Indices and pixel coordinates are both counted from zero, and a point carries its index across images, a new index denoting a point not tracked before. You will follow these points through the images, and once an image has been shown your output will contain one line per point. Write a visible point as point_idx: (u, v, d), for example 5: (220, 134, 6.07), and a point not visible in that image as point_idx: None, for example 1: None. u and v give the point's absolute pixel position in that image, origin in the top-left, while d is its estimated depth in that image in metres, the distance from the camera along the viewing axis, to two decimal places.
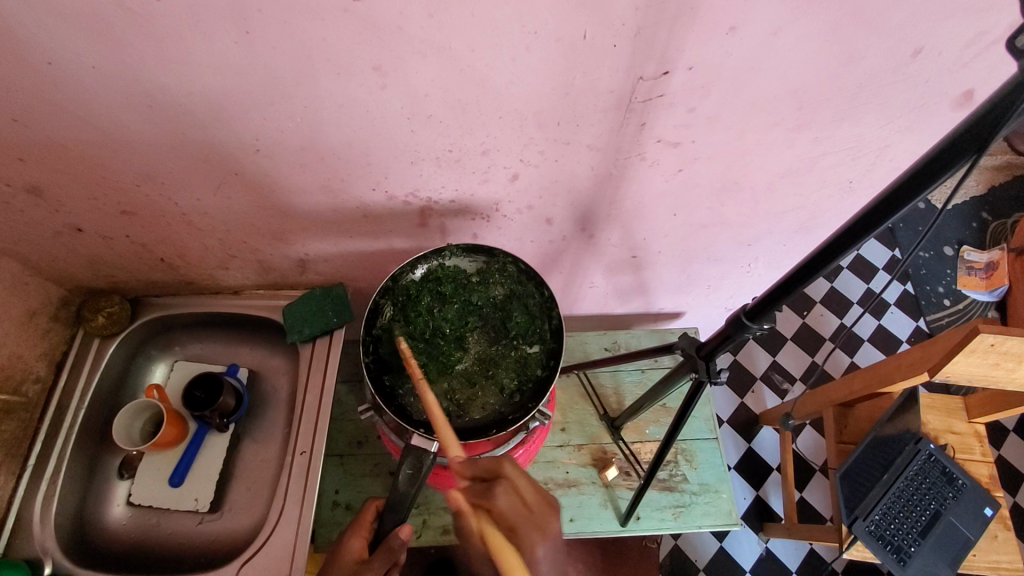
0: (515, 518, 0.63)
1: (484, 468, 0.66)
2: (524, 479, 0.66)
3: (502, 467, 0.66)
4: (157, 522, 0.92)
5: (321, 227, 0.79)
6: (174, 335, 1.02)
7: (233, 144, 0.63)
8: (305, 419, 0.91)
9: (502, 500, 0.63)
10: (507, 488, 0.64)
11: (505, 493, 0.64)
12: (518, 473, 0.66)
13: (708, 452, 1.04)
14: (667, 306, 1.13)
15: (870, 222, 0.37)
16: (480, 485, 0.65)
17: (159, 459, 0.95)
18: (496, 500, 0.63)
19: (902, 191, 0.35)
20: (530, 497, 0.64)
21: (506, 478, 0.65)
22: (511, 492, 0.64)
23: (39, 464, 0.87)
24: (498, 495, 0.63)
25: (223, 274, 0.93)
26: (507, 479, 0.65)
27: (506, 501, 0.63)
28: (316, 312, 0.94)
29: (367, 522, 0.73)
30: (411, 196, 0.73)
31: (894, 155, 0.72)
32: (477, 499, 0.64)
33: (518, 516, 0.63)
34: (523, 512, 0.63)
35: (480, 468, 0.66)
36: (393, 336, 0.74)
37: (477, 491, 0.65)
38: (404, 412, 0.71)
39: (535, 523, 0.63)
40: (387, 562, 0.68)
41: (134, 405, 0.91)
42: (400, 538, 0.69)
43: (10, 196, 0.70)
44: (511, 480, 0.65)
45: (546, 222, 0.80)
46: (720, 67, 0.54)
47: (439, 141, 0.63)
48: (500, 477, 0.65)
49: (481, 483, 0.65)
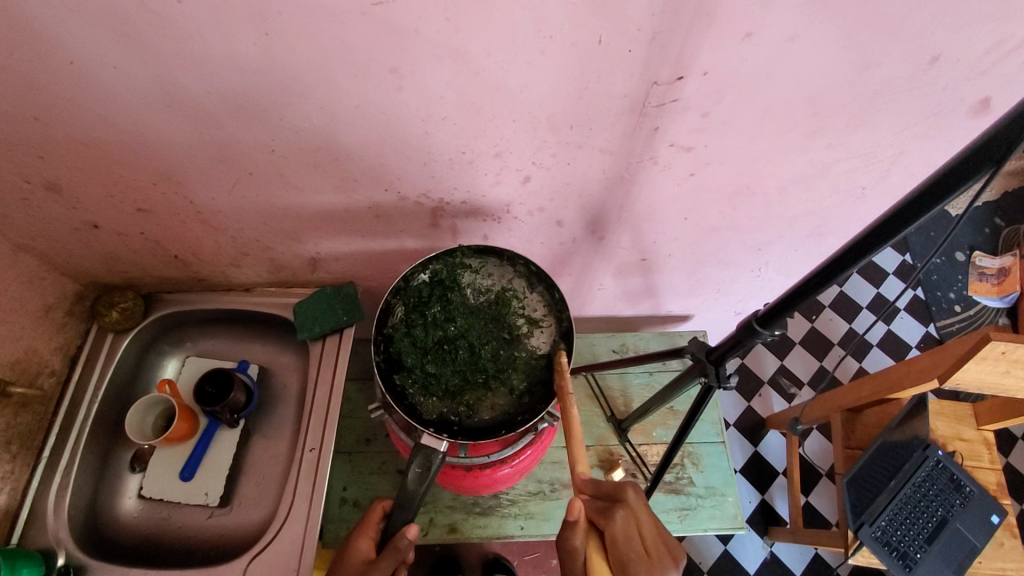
0: (626, 549, 0.55)
1: None
2: (650, 513, 0.58)
3: (625, 492, 0.59)
4: (168, 515, 0.94)
5: (334, 227, 0.80)
6: (186, 330, 1.03)
7: (249, 144, 0.63)
8: (314, 416, 0.92)
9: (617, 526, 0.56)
10: None
11: None
12: (531, 479, 0.62)
13: (715, 456, 1.04)
14: (675, 309, 1.13)
15: (887, 231, 0.37)
16: None
17: (170, 454, 0.96)
18: (612, 524, 0.57)
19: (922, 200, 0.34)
20: (651, 537, 0.55)
21: None
22: (625, 520, 0.56)
23: (53, 456, 0.88)
24: None
25: (235, 272, 0.94)
26: None
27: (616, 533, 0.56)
28: (327, 311, 0.95)
29: (375, 522, 0.73)
30: (423, 197, 0.73)
31: (908, 161, 0.72)
32: None
33: (631, 549, 0.54)
34: (639, 549, 0.54)
35: (601, 488, 0.60)
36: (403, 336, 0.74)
37: (598, 508, 0.59)
38: (414, 411, 0.72)
39: (650, 568, 0.53)
40: (396, 561, 0.67)
41: (145, 400, 0.92)
42: (406, 538, 0.68)
43: (29, 192, 0.71)
44: (634, 511, 0.57)
45: (556, 225, 0.80)
46: (735, 73, 0.54)
47: (452, 143, 0.63)
48: (620, 498, 0.58)
49: (602, 502, 0.59)
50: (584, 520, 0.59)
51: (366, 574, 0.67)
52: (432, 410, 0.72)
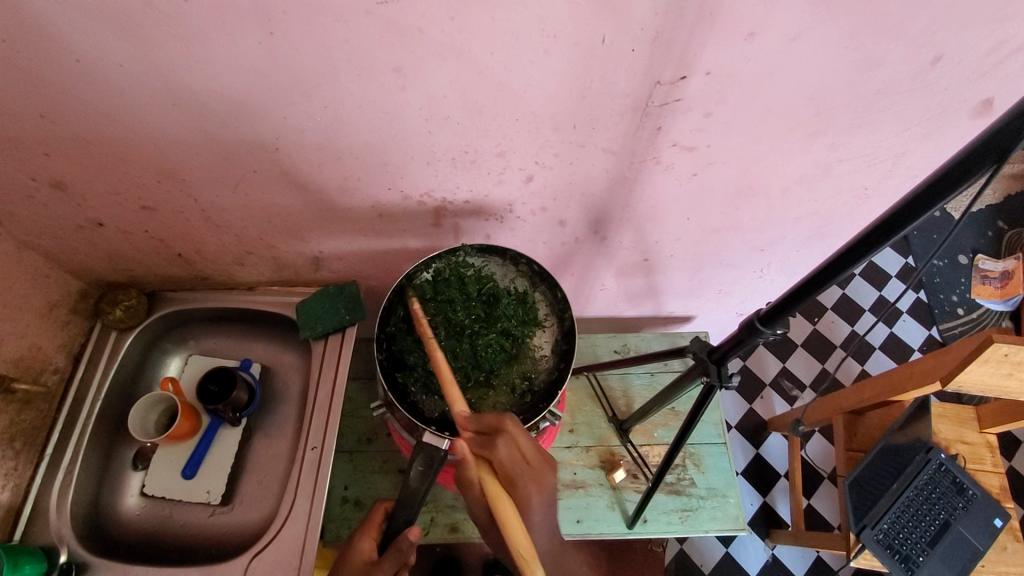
0: (514, 471, 0.62)
1: (487, 423, 0.64)
2: (525, 435, 0.64)
3: (505, 423, 0.64)
4: (170, 513, 0.94)
5: (337, 226, 0.80)
6: (189, 329, 1.03)
7: (253, 143, 0.64)
8: (316, 415, 0.92)
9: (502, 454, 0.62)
10: (509, 442, 0.63)
11: (506, 446, 0.63)
12: (519, 429, 0.65)
13: (716, 457, 1.04)
14: (677, 310, 1.13)
15: (888, 232, 0.37)
16: (481, 438, 0.63)
17: (173, 452, 0.96)
18: (498, 451, 0.62)
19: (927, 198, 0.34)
20: (530, 453, 0.63)
21: (507, 432, 0.64)
22: (510, 450, 0.62)
23: (56, 453, 0.89)
24: (500, 447, 0.62)
25: (238, 271, 0.94)
26: (509, 433, 0.64)
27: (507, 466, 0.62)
28: (329, 310, 0.95)
29: (378, 523, 0.73)
30: (426, 196, 0.74)
31: (911, 162, 0.72)
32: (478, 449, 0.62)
33: (518, 468, 0.62)
34: (524, 465, 0.62)
35: (483, 423, 0.64)
36: (406, 333, 0.74)
37: (479, 442, 0.63)
38: (416, 409, 0.72)
39: (533, 476, 0.62)
40: (398, 562, 0.68)
41: (148, 398, 0.93)
42: (409, 539, 0.69)
43: (34, 190, 0.71)
44: (512, 437, 0.63)
45: (559, 224, 0.80)
46: (738, 73, 0.55)
47: (456, 142, 0.63)
48: (500, 433, 0.63)
49: (483, 436, 0.63)
50: (472, 456, 0.62)
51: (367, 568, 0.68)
52: (433, 408, 0.73)
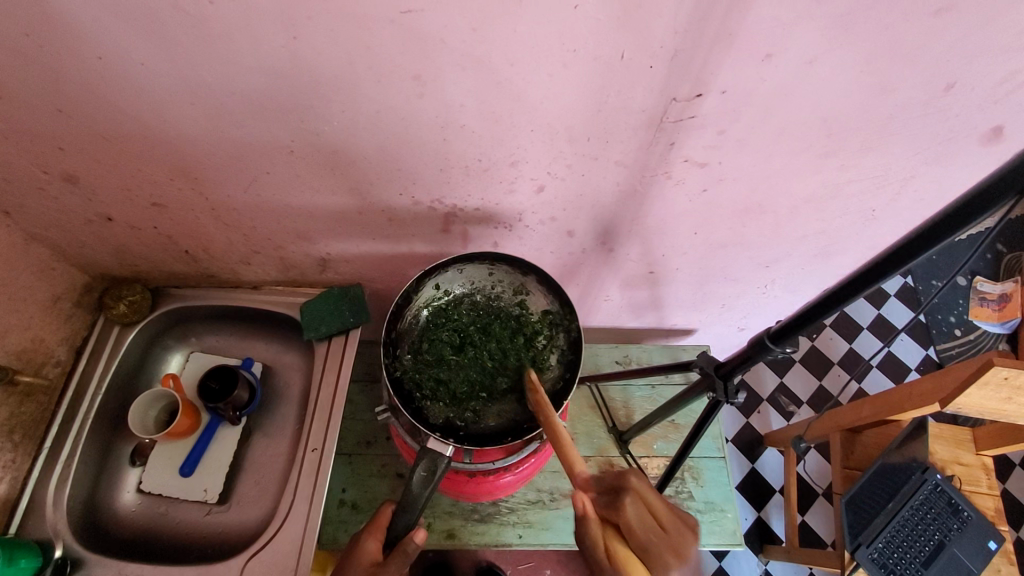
0: (646, 536, 0.54)
1: (608, 480, 0.58)
2: (656, 494, 0.57)
3: (629, 479, 0.58)
4: (166, 511, 0.93)
5: (346, 228, 0.80)
6: (192, 325, 1.03)
7: (269, 144, 0.64)
8: (318, 416, 0.92)
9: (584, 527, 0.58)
10: (637, 501, 0.56)
11: (634, 506, 0.56)
12: (647, 483, 0.57)
13: (715, 471, 1.04)
14: (679, 323, 1.13)
15: (908, 253, 0.38)
16: (606, 496, 0.58)
17: (171, 449, 0.96)
18: (624, 513, 0.55)
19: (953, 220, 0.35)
20: (665, 514, 0.55)
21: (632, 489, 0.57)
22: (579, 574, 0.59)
23: (54, 447, 0.88)
24: (627, 506, 0.56)
25: (244, 270, 0.94)
26: (635, 490, 0.57)
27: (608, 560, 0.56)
28: (334, 312, 0.95)
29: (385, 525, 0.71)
30: (436, 203, 0.74)
31: (919, 185, 0.72)
32: (605, 512, 0.57)
33: (649, 533, 0.54)
34: (656, 530, 0.54)
35: (604, 483, 0.59)
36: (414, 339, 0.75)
37: (605, 504, 0.57)
38: (421, 415, 0.71)
39: (671, 544, 0.53)
40: (404, 563, 0.68)
41: (149, 394, 0.93)
42: (415, 542, 0.68)
43: (46, 182, 0.71)
44: (638, 494, 0.57)
45: (567, 235, 0.81)
46: (753, 92, 0.55)
47: (470, 150, 0.64)
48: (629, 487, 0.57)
49: (606, 496, 0.58)
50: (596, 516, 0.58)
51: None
52: (438, 414, 0.72)
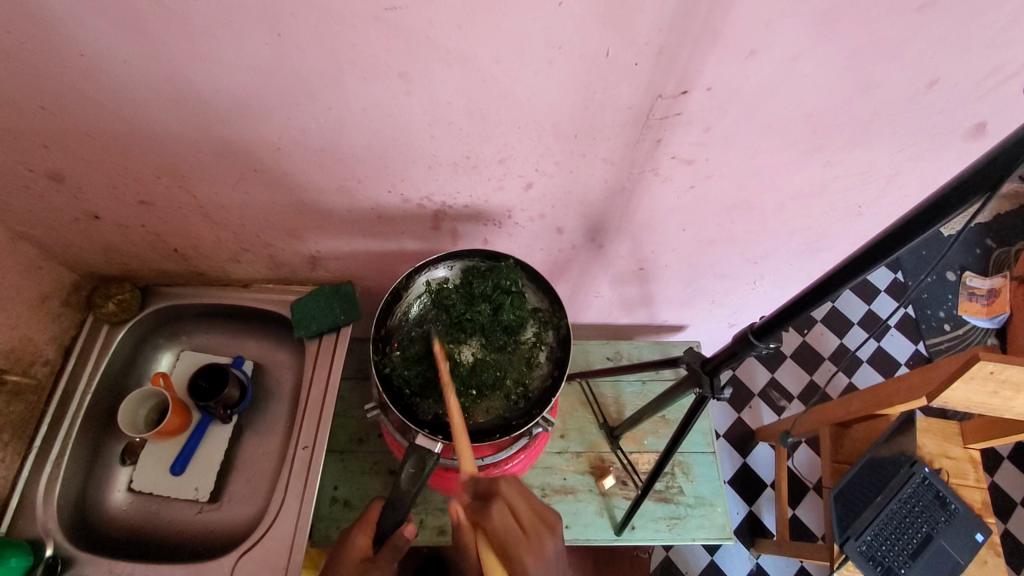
0: (507, 536, 0.60)
1: (483, 484, 0.65)
2: (522, 499, 0.63)
3: (498, 485, 0.64)
4: (157, 510, 0.93)
5: (335, 226, 0.80)
6: (182, 324, 1.03)
7: (256, 142, 0.64)
8: (309, 414, 0.92)
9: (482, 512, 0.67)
10: (504, 506, 0.63)
11: (500, 510, 0.62)
12: (516, 490, 0.64)
13: (705, 466, 1.05)
14: (670, 319, 1.13)
15: (886, 249, 0.39)
16: (479, 501, 0.64)
17: (161, 447, 0.96)
18: (490, 517, 0.62)
19: (935, 211, 0.35)
20: (527, 518, 0.62)
21: (501, 495, 0.64)
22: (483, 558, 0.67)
23: (44, 446, 0.88)
24: (495, 512, 0.62)
25: (234, 268, 0.94)
26: (504, 495, 0.64)
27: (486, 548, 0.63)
28: (325, 310, 0.95)
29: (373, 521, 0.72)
30: (425, 200, 0.74)
31: (904, 182, 0.73)
32: (475, 516, 0.63)
33: (512, 533, 0.60)
34: (518, 530, 0.60)
35: (478, 487, 0.65)
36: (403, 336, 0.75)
37: (477, 510, 0.63)
38: (410, 412, 0.72)
39: (528, 543, 0.60)
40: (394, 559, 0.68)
41: (139, 393, 0.92)
42: (405, 536, 0.69)
43: (31, 181, 0.71)
44: (507, 500, 0.63)
45: (557, 231, 0.81)
46: (738, 89, 0.56)
47: (458, 147, 0.64)
48: (492, 492, 0.63)
49: (479, 502, 0.64)
50: (467, 521, 0.63)
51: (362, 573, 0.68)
52: (427, 411, 0.73)
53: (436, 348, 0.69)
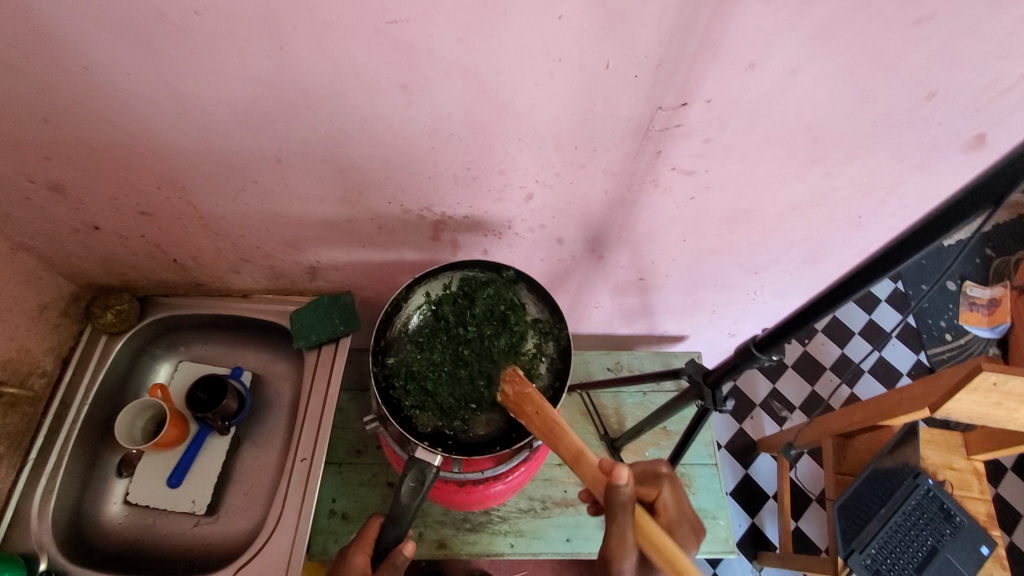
0: (674, 520, 0.66)
1: (643, 467, 0.70)
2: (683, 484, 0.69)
3: (662, 468, 0.69)
4: (154, 523, 0.92)
5: (335, 237, 0.80)
6: (180, 335, 1.02)
7: (256, 153, 0.64)
8: (307, 426, 0.91)
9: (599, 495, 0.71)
10: (674, 486, 0.68)
11: (670, 491, 0.67)
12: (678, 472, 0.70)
13: (707, 478, 1.04)
14: (670, 329, 1.13)
15: (887, 262, 0.39)
16: (644, 477, 0.69)
17: (158, 460, 0.95)
18: (662, 494, 0.67)
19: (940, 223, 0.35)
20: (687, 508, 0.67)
21: (667, 476, 0.68)
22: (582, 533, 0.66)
23: (40, 458, 0.87)
24: (665, 488, 0.67)
25: (233, 278, 0.94)
26: (671, 476, 0.68)
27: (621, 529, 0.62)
28: (323, 320, 0.95)
29: (373, 539, 0.70)
30: (425, 211, 0.74)
31: (904, 192, 0.73)
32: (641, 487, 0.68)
33: (678, 519, 0.66)
34: (683, 518, 0.66)
35: (639, 467, 0.70)
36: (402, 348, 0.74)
37: (644, 484, 0.68)
38: (409, 424, 0.71)
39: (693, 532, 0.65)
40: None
41: (136, 404, 0.92)
42: (403, 554, 0.68)
43: (31, 192, 0.71)
44: (674, 483, 0.68)
45: (557, 242, 0.81)
46: (737, 102, 0.56)
47: (458, 159, 0.64)
48: (664, 473, 0.68)
49: (645, 478, 0.69)
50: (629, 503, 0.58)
51: None
52: (427, 423, 0.71)
53: (508, 371, 0.70)
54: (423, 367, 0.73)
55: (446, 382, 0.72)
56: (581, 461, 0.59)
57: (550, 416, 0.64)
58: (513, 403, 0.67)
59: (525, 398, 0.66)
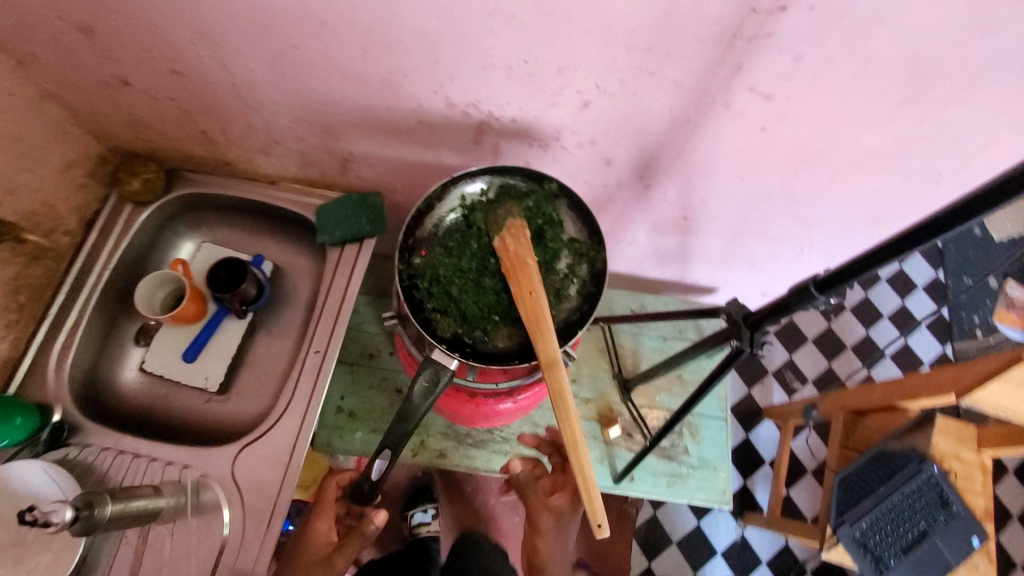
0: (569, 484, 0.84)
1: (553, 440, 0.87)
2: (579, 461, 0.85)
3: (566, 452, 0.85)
4: (166, 394, 0.94)
5: (371, 126, 0.76)
6: (204, 215, 1.01)
7: (300, 14, 0.59)
8: (323, 320, 0.91)
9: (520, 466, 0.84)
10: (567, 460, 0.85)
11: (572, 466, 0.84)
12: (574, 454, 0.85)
13: (714, 430, 1.03)
14: (701, 280, 1.09)
15: (969, 214, 0.37)
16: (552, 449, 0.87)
17: (175, 334, 0.96)
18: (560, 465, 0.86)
19: None
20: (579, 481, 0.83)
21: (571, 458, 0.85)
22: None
23: (60, 315, 0.88)
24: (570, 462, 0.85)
25: (262, 161, 0.90)
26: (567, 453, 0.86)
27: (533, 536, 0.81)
28: (349, 218, 0.92)
29: (328, 503, 0.84)
30: (471, 107, 0.69)
31: (996, 156, 0.66)
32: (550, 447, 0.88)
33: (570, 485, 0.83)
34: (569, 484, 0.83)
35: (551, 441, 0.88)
36: (430, 250, 0.71)
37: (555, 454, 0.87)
38: (428, 326, 0.68)
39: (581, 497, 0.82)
40: (360, 545, 0.80)
41: (158, 275, 0.92)
42: (371, 525, 0.79)
43: (61, 32, 0.67)
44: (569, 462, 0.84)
45: (605, 163, 0.76)
46: (844, 12, 0.49)
47: (517, 47, 0.58)
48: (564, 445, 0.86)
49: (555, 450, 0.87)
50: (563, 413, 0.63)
51: (331, 557, 0.79)
52: (446, 328, 0.69)
53: (512, 228, 0.67)
54: (449, 272, 0.70)
55: (471, 290, 0.69)
56: (552, 368, 0.62)
57: (540, 305, 0.64)
58: (508, 265, 0.66)
59: (521, 269, 0.65)
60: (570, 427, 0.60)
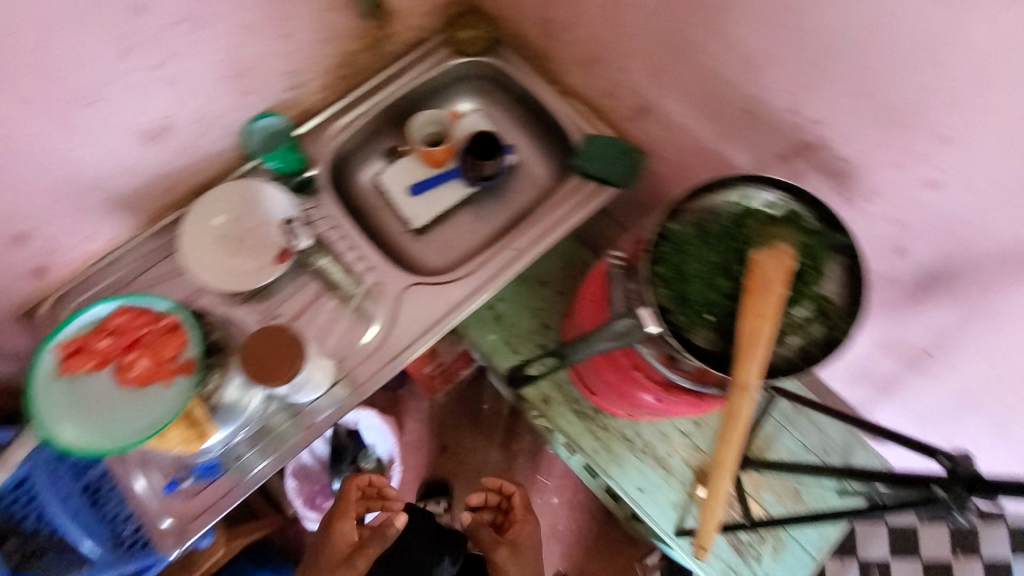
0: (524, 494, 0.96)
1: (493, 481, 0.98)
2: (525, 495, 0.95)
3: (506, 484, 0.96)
4: (379, 209, 1.06)
5: (698, 91, 0.77)
6: (492, 90, 1.09)
7: None
8: (533, 228, 0.94)
9: (474, 501, 0.98)
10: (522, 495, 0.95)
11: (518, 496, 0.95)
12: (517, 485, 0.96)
13: (797, 560, 0.95)
14: (883, 421, 0.98)
15: None
16: (495, 495, 0.98)
17: (414, 166, 1.07)
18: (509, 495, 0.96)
19: None
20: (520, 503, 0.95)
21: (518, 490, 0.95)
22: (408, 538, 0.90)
23: (355, 101, 1.01)
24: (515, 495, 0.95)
25: (573, 70, 0.96)
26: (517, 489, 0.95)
27: (509, 557, 0.88)
28: (610, 159, 0.95)
29: (348, 505, 0.90)
30: (810, 125, 0.67)
31: None
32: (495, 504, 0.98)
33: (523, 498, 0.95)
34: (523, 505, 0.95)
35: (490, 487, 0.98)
36: (693, 224, 0.69)
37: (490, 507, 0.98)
38: (650, 284, 0.67)
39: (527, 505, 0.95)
40: (381, 543, 0.81)
41: (437, 114, 1.05)
42: (394, 525, 0.81)
43: None
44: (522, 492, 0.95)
45: (897, 249, 0.70)
46: None
47: (916, 95, 0.55)
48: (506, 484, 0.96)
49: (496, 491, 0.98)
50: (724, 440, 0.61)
51: (350, 556, 0.82)
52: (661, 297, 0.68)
53: (778, 252, 0.60)
54: (698, 252, 0.67)
55: (708, 278, 0.66)
56: (738, 398, 0.59)
57: (759, 336, 0.59)
58: (750, 283, 0.61)
59: (763, 293, 0.60)
60: (727, 454, 0.59)
